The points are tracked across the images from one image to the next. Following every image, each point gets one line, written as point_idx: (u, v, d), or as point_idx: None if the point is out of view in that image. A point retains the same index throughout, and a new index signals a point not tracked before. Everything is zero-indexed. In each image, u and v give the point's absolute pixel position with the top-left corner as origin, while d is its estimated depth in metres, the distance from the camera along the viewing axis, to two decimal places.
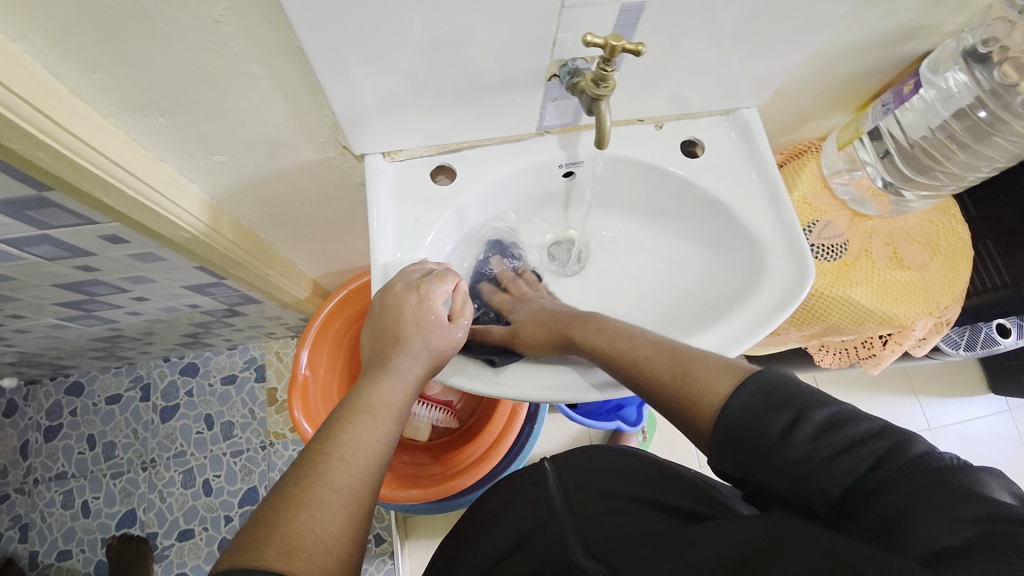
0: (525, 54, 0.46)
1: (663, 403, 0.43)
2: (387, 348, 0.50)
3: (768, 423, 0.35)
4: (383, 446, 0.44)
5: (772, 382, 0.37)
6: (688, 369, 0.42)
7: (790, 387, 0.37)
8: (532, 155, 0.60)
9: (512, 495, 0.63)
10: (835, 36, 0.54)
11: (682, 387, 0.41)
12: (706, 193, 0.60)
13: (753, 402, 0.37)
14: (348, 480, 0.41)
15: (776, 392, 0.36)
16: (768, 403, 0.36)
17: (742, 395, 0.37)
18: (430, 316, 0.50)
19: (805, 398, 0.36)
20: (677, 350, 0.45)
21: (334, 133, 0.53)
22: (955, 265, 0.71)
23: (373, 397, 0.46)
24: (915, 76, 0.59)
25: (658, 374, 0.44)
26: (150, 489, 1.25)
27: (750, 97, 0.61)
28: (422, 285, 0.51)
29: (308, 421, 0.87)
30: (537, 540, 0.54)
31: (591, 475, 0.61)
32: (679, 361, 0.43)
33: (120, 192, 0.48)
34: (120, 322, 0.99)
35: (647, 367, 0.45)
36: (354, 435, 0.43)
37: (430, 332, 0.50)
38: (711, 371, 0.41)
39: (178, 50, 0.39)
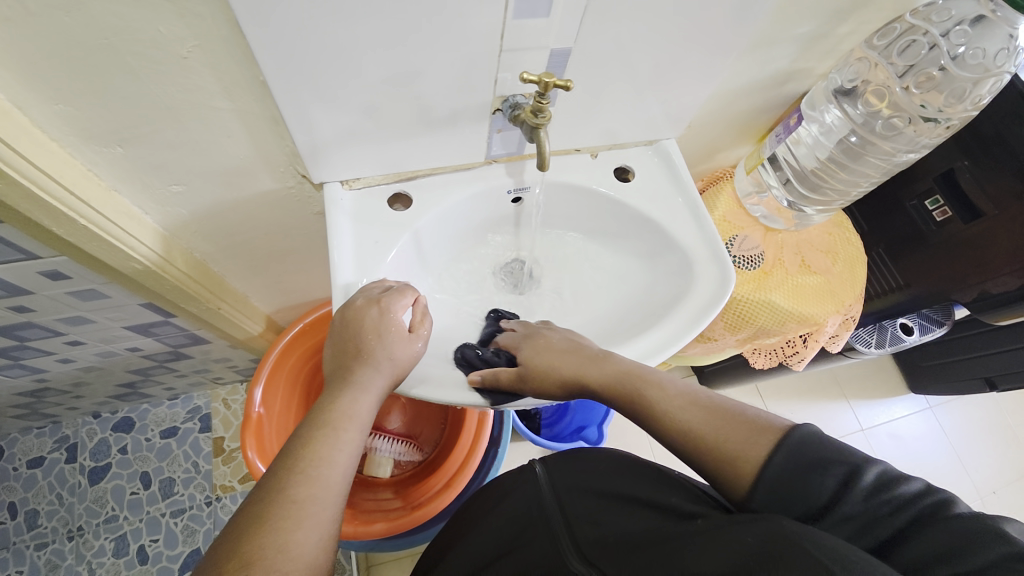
0: (472, 90, 0.52)
1: (694, 457, 0.45)
2: (349, 361, 0.51)
3: (818, 483, 0.38)
4: (351, 454, 0.45)
5: (816, 441, 0.40)
6: (722, 425, 0.44)
7: (834, 443, 0.39)
8: (482, 181, 0.65)
9: (497, 497, 0.68)
10: (732, 77, 0.65)
11: (715, 442, 0.43)
12: (638, 211, 0.68)
13: (796, 461, 0.39)
14: (312, 491, 0.41)
15: (817, 452, 0.39)
16: (811, 461, 0.39)
17: (780, 458, 0.40)
18: (393, 328, 0.52)
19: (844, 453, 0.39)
20: (710, 403, 0.46)
21: (293, 163, 0.56)
22: (853, 269, 0.82)
23: (337, 408, 0.47)
24: (798, 111, 0.71)
25: (692, 429, 0.45)
26: (77, 562, 1.12)
27: (669, 129, 0.71)
28: (382, 299, 0.53)
29: (263, 460, 0.82)
30: (528, 542, 0.59)
31: (576, 472, 0.65)
32: (715, 416, 0.45)
33: (72, 221, 0.48)
34: (48, 373, 0.92)
35: (677, 419, 0.47)
36: (318, 448, 0.44)
37: (392, 344, 0.52)
38: (748, 429, 0.43)
39: (143, 83, 0.42)
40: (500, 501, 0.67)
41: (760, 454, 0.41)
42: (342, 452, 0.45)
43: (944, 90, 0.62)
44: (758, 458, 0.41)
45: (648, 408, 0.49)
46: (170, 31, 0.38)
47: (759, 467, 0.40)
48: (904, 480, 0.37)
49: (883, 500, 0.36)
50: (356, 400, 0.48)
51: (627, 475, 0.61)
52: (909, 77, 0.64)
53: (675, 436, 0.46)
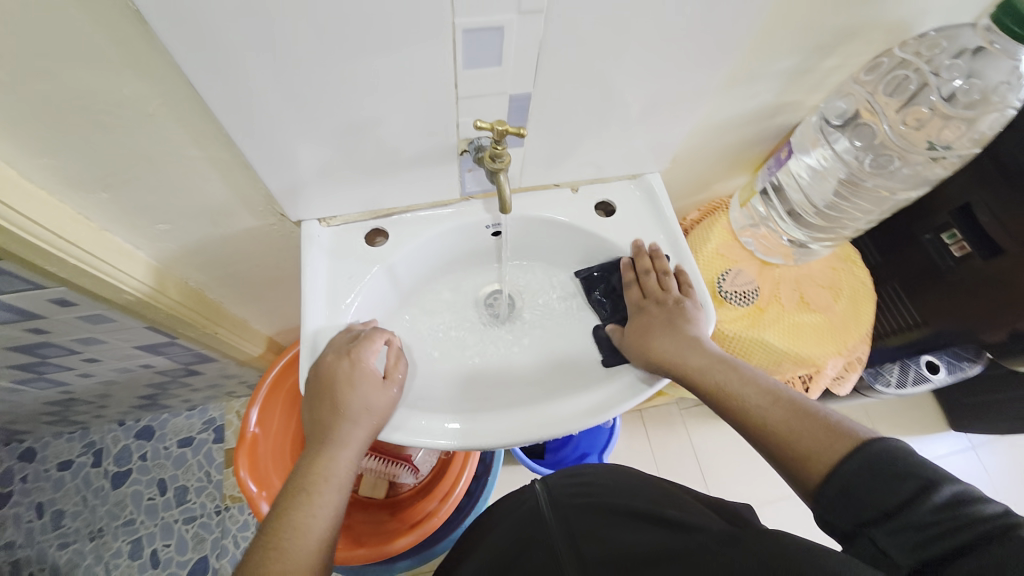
0: (435, 134, 0.53)
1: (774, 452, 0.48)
2: (325, 413, 0.52)
3: (888, 492, 0.39)
4: (326, 516, 0.48)
5: (896, 454, 0.40)
6: (803, 427, 0.46)
7: (910, 456, 0.40)
8: (458, 218, 0.66)
9: (500, 512, 0.67)
10: (714, 112, 0.63)
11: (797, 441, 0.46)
12: (617, 249, 0.67)
13: (872, 473, 0.40)
14: (288, 561, 0.44)
15: (887, 464, 0.40)
16: (888, 474, 0.39)
17: (851, 465, 0.41)
18: (364, 379, 0.53)
19: (920, 470, 0.39)
20: (793, 406, 0.48)
21: (270, 202, 0.59)
22: (858, 308, 0.78)
23: (311, 472, 0.50)
24: (789, 145, 0.68)
25: (769, 424, 0.48)
26: (97, 561, 1.18)
27: (652, 164, 0.69)
28: (353, 350, 0.54)
29: (254, 480, 0.85)
30: (534, 549, 0.58)
31: (581, 486, 0.66)
32: (794, 418, 0.47)
33: (62, 260, 0.52)
34: (72, 385, 0.99)
35: (758, 414, 0.49)
36: (292, 519, 0.46)
37: (366, 393, 0.53)
38: (827, 433, 0.44)
39: (118, 137, 0.45)
40: (499, 524, 0.65)
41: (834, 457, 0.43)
42: (317, 517, 0.47)
43: (944, 124, 0.62)
44: (828, 462, 0.43)
45: (734, 403, 0.52)
46: (135, 93, 0.41)
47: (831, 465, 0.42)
48: (983, 501, 0.36)
49: (953, 516, 0.36)
50: (332, 460, 0.51)
51: (632, 498, 0.62)
52: (904, 112, 0.63)
53: (753, 430, 0.49)
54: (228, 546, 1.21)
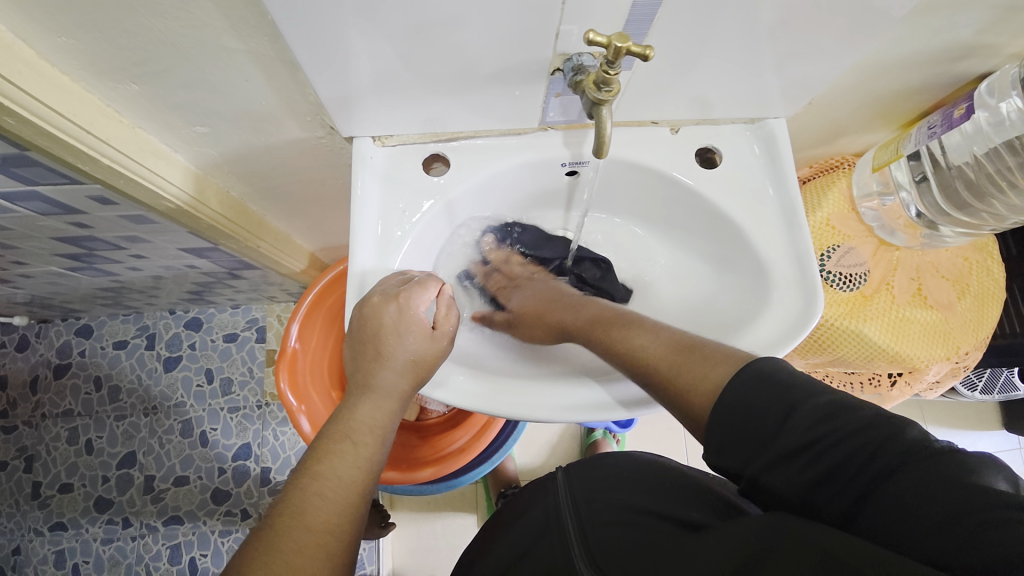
0: (525, 44, 0.42)
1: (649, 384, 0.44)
2: (367, 361, 0.47)
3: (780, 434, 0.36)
4: (370, 455, 0.43)
5: (768, 378, 0.38)
6: (678, 358, 0.42)
7: (787, 377, 0.38)
8: (532, 150, 0.56)
9: (527, 506, 0.64)
10: (879, 46, 0.49)
11: (675, 367, 0.42)
12: (714, 206, 0.56)
13: (758, 408, 0.37)
14: (326, 517, 0.39)
15: (779, 384, 0.37)
16: (774, 394, 0.37)
17: (739, 385, 0.38)
18: (408, 322, 0.47)
19: (803, 391, 0.37)
20: (675, 335, 0.45)
21: (321, 112, 0.50)
22: (982, 308, 0.67)
23: (355, 421, 0.44)
24: (968, 99, 0.54)
25: (654, 362, 0.44)
26: (151, 434, 1.30)
27: (779, 106, 0.56)
28: (401, 294, 0.48)
29: (294, 392, 0.87)
30: (540, 550, 0.55)
31: (600, 486, 0.61)
32: (681, 344, 0.44)
33: (94, 159, 0.46)
34: (123, 275, 1.00)
35: (643, 353, 0.45)
36: (334, 465, 0.41)
37: (412, 344, 0.47)
38: (712, 355, 0.42)
39: (143, 16, 0.37)
40: (518, 512, 0.64)
41: (719, 376, 0.39)
42: (361, 469, 0.42)
43: None
44: (714, 379, 0.39)
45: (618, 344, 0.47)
46: None
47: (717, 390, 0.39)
48: (860, 406, 0.36)
49: (849, 434, 0.35)
50: (375, 409, 0.45)
51: (654, 493, 0.58)
52: None
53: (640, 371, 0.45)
54: (267, 438, 1.30)
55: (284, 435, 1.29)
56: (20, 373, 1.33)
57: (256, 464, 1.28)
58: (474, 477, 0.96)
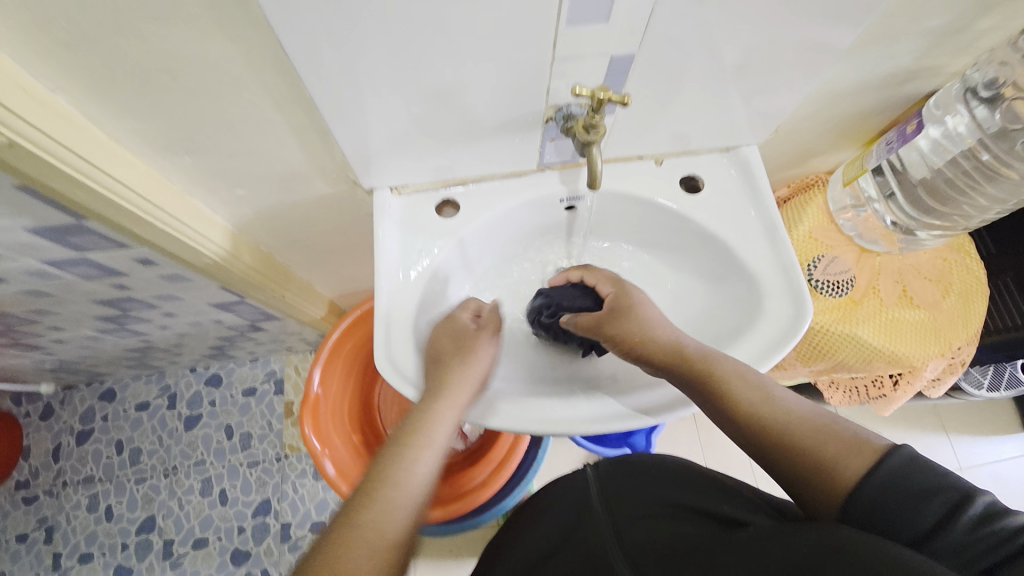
0: (522, 100, 0.49)
1: (766, 454, 0.45)
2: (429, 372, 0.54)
3: (906, 519, 0.36)
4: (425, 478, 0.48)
5: (921, 466, 0.37)
6: (823, 441, 0.42)
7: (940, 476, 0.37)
8: (533, 189, 0.62)
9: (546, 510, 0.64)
10: (830, 78, 0.56)
11: (801, 446, 0.42)
12: (702, 227, 0.62)
13: (899, 489, 0.37)
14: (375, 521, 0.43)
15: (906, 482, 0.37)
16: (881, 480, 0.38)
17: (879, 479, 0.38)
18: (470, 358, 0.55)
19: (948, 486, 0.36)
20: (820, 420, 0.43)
21: (345, 169, 0.57)
22: (968, 304, 0.71)
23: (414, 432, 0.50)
24: (919, 115, 0.60)
25: (803, 442, 0.42)
26: (171, 496, 1.31)
27: (749, 136, 0.62)
28: (472, 331, 0.58)
29: (318, 437, 0.90)
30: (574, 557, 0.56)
31: (633, 484, 0.62)
32: (822, 431, 0.42)
33: (149, 223, 0.52)
34: (151, 335, 1.05)
35: (788, 430, 0.44)
36: (390, 472, 0.47)
37: (473, 368, 0.55)
38: (846, 442, 0.41)
39: (201, 101, 0.44)
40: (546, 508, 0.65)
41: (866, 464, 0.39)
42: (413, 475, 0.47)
43: None
44: (855, 468, 0.39)
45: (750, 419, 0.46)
46: (221, 54, 0.39)
47: (854, 484, 0.38)
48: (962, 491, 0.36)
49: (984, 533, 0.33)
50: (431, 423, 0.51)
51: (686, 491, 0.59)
52: None
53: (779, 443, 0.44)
54: (287, 491, 1.30)
55: (304, 487, 1.30)
56: (44, 440, 1.35)
57: (276, 519, 1.28)
58: (496, 511, 0.96)
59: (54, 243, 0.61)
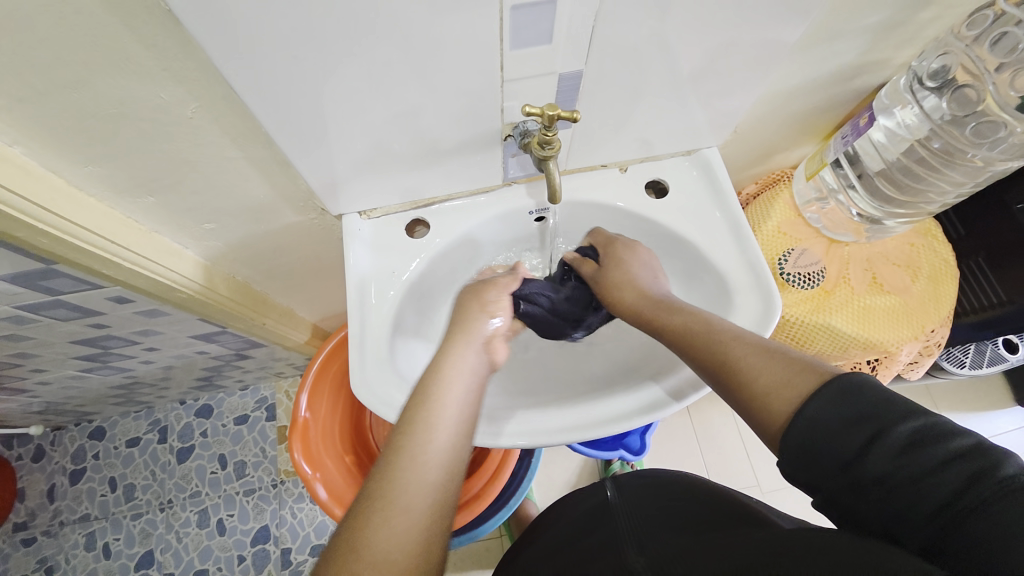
0: (478, 121, 0.50)
1: (711, 375, 0.48)
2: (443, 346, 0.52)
3: (842, 448, 0.37)
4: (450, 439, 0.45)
5: (870, 392, 0.37)
6: (771, 364, 0.43)
7: (882, 398, 0.37)
8: (501, 204, 0.63)
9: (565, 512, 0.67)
10: (780, 78, 0.57)
11: (756, 373, 0.44)
12: (669, 231, 0.63)
13: (848, 413, 0.37)
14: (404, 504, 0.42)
15: (854, 408, 0.37)
16: (846, 420, 0.37)
17: (817, 405, 0.38)
18: (473, 322, 0.54)
19: (892, 408, 0.36)
20: (771, 347, 0.45)
21: (312, 197, 0.58)
22: (937, 287, 0.72)
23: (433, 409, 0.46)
24: (870, 110, 0.61)
25: (743, 362, 0.45)
26: (168, 529, 1.29)
27: (709, 138, 0.64)
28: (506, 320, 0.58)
29: (308, 461, 0.90)
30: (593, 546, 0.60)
31: (651, 494, 0.65)
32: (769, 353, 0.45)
33: (117, 264, 0.52)
34: (135, 370, 1.05)
35: (733, 349, 0.46)
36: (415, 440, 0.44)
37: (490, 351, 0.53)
38: (796, 368, 0.42)
39: (158, 143, 0.44)
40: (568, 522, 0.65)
41: (807, 389, 0.40)
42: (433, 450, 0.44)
43: None
44: (801, 390, 0.40)
45: (699, 343, 0.49)
46: (173, 97, 0.40)
47: (798, 406, 0.40)
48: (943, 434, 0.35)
49: (935, 462, 0.34)
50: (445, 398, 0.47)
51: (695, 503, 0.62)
52: (1004, 73, 0.55)
53: (722, 365, 0.46)
54: (285, 517, 1.29)
55: (303, 511, 1.29)
56: (35, 483, 1.34)
57: (277, 545, 1.27)
58: (495, 523, 0.95)
59: (24, 288, 0.61)
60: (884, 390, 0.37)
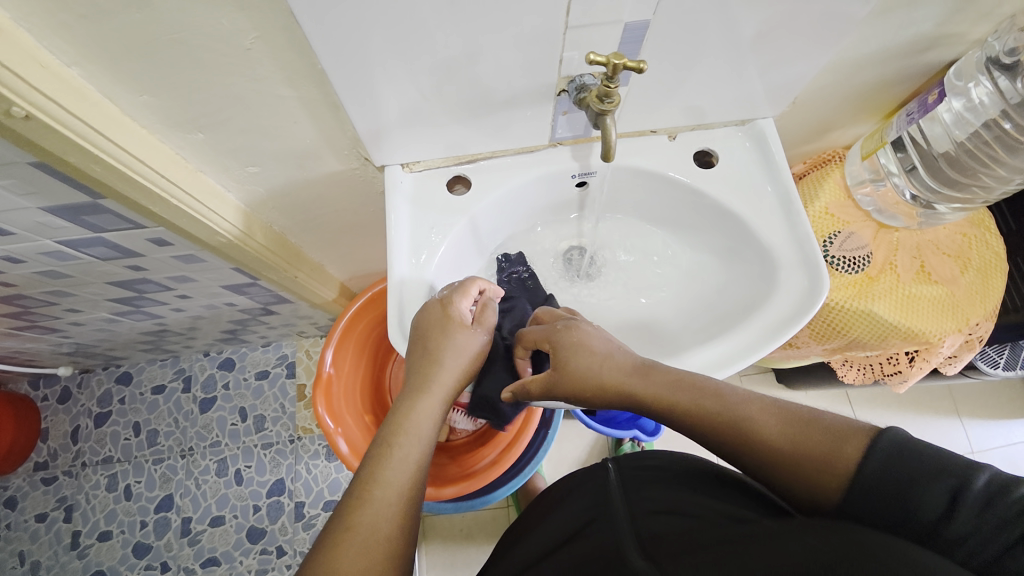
0: (534, 71, 0.48)
1: (733, 452, 0.44)
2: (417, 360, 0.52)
3: (899, 501, 0.35)
4: (412, 474, 0.46)
5: (911, 446, 0.36)
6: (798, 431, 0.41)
7: (935, 452, 0.36)
8: (544, 165, 0.62)
9: (561, 500, 0.65)
10: (851, 46, 0.54)
11: (792, 448, 0.41)
12: (717, 202, 0.61)
13: (892, 467, 0.36)
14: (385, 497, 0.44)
15: (906, 457, 0.36)
16: (897, 466, 0.36)
17: (874, 461, 0.36)
18: (444, 352, 0.52)
19: (944, 461, 0.35)
20: (781, 408, 0.43)
21: (357, 145, 0.57)
22: (987, 280, 0.69)
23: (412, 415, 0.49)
24: (941, 85, 0.58)
25: (771, 436, 0.42)
26: (188, 476, 1.34)
27: (766, 108, 0.61)
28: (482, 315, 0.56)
29: (330, 416, 0.91)
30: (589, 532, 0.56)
31: (650, 476, 0.62)
32: (787, 421, 0.42)
33: (165, 201, 0.53)
34: (166, 318, 1.07)
35: (753, 425, 0.43)
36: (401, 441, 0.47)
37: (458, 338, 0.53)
38: (829, 433, 0.40)
39: (214, 74, 0.43)
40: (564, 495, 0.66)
41: (855, 451, 0.38)
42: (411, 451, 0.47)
43: None
44: (853, 455, 0.38)
45: (709, 424, 0.45)
46: (233, 24, 0.39)
47: (855, 472, 0.37)
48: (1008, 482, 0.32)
49: (994, 510, 0.31)
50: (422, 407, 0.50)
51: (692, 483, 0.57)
52: None
53: (748, 446, 0.43)
54: (301, 472, 1.32)
55: (317, 468, 1.32)
56: (63, 423, 1.38)
57: (291, 498, 1.31)
58: (506, 492, 0.96)
59: (69, 222, 0.62)
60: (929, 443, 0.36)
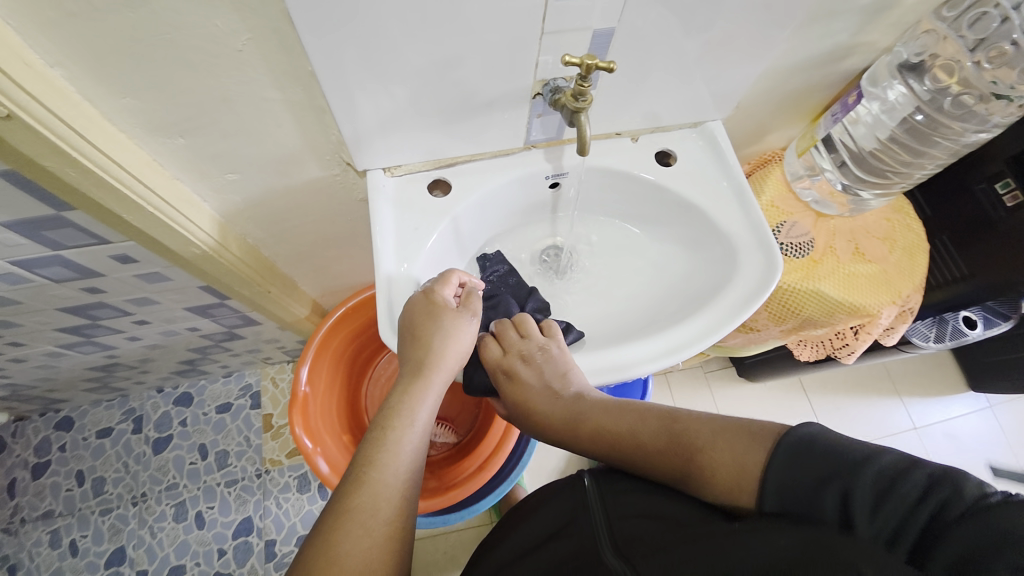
0: (511, 74, 0.52)
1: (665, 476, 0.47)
2: (407, 348, 0.53)
3: (823, 500, 0.35)
4: (408, 458, 0.47)
5: (821, 442, 0.38)
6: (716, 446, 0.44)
7: (846, 448, 0.37)
8: (519, 168, 0.65)
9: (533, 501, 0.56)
10: (781, 55, 0.62)
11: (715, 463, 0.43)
12: (678, 196, 0.67)
13: (807, 463, 0.37)
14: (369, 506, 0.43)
15: (819, 457, 0.37)
16: (815, 466, 0.37)
17: (779, 469, 0.38)
18: (433, 339, 0.53)
19: (854, 454, 0.36)
20: (703, 427, 0.47)
21: (339, 150, 0.58)
22: (912, 258, 0.79)
23: (399, 408, 0.50)
24: (858, 88, 0.67)
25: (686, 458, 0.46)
26: (142, 525, 1.23)
27: (714, 111, 0.68)
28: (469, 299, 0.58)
29: (308, 435, 0.87)
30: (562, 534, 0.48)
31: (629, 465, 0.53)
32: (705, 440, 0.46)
33: (140, 208, 0.52)
34: (119, 349, 1.00)
35: (671, 445, 0.48)
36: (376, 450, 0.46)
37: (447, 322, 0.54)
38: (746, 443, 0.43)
39: (203, 77, 0.44)
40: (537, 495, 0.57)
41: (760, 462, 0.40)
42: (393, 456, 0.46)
43: (1018, 64, 0.60)
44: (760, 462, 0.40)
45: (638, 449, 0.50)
46: (227, 26, 0.40)
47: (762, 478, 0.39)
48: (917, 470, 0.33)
49: (917, 498, 0.32)
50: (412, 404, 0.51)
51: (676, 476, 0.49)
52: (981, 52, 0.61)
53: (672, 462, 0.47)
54: (270, 508, 1.25)
55: (288, 501, 1.25)
56: None
57: (259, 538, 1.22)
58: (489, 502, 0.95)
59: (26, 239, 0.58)
60: (845, 437, 0.37)
